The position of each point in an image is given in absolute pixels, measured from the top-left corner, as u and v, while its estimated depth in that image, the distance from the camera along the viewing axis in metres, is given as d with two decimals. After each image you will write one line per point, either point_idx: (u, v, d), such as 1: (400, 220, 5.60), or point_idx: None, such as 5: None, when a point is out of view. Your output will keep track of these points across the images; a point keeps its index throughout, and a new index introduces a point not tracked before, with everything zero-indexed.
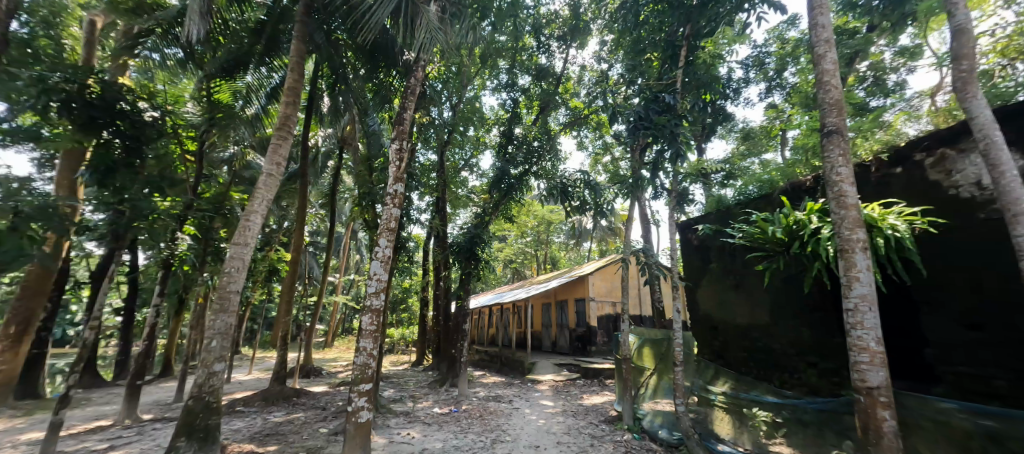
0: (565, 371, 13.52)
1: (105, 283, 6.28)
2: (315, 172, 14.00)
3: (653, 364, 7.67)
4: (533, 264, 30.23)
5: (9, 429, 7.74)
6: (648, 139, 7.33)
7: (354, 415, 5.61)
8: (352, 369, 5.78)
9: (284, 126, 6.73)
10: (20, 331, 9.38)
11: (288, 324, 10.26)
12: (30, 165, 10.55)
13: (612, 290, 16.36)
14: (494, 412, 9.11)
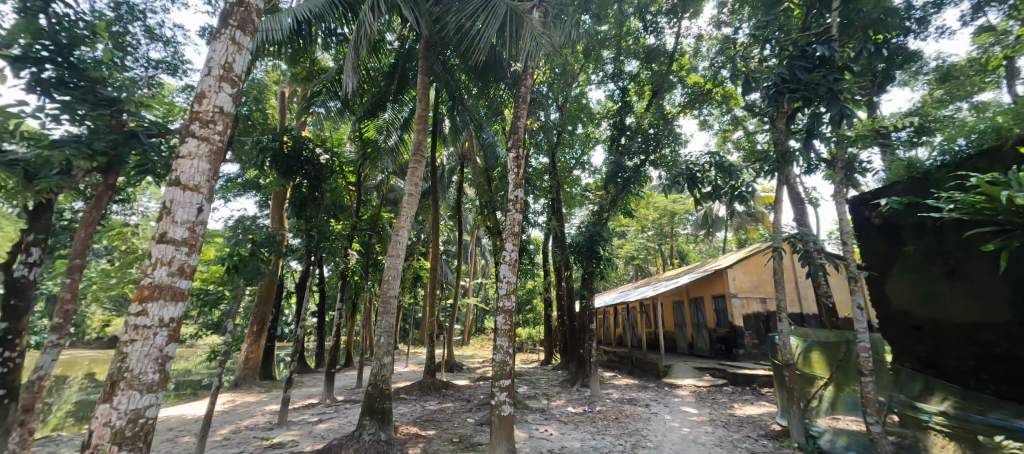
0: (708, 376, 12.21)
1: (307, 293, 8.06)
2: (443, 187, 15.62)
3: (828, 372, 6.44)
4: (657, 259, 28.65)
5: (259, 402, 10.44)
6: (797, 104, 6.28)
7: (498, 408, 6.01)
8: (493, 365, 6.24)
9: (419, 150, 7.70)
10: (259, 328, 12.64)
11: (434, 324, 11.70)
12: (256, 205, 14.16)
13: (758, 285, 14.31)
14: (630, 415, 8.80)
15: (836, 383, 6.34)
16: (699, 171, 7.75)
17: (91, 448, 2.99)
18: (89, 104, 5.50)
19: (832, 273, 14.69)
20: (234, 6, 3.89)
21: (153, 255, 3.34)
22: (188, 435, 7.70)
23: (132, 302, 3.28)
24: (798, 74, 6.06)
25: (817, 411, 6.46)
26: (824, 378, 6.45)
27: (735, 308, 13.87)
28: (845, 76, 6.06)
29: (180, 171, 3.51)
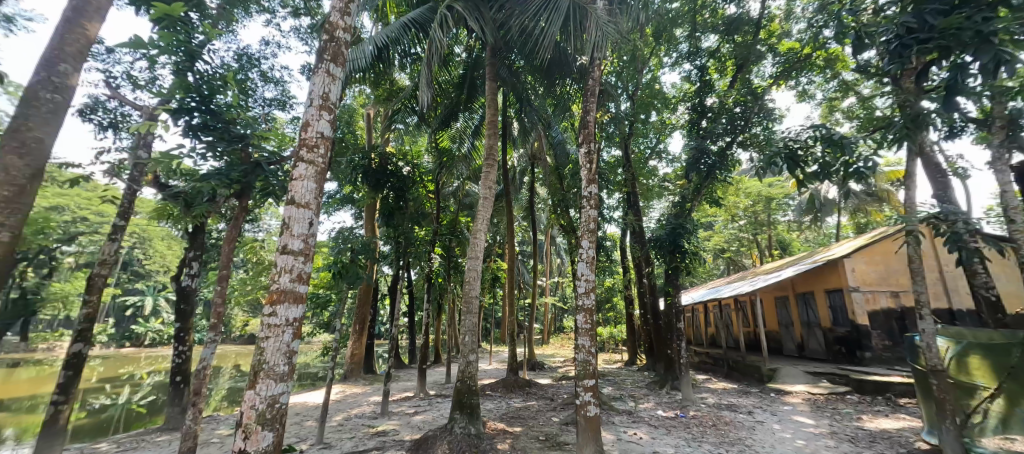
0: (826, 382, 10.91)
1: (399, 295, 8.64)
2: (515, 188, 15.94)
3: (994, 381, 5.53)
4: (754, 250, 26.36)
5: (364, 393, 11.47)
6: (936, 52, 5.37)
7: (583, 408, 6.00)
8: (576, 365, 6.24)
9: (491, 154, 7.95)
10: (360, 327, 13.82)
11: (514, 323, 11.93)
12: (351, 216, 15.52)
13: (887, 277, 12.55)
14: (730, 423, 8.26)
15: (1008, 395, 5.42)
16: (798, 149, 7.04)
17: (242, 427, 3.53)
18: (225, 143, 6.35)
19: (990, 260, 12.53)
20: (326, 41, 4.36)
21: (279, 263, 3.88)
22: (308, 421, 8.71)
23: (264, 304, 3.83)
24: (931, 19, 5.17)
25: (980, 430, 5.58)
26: (990, 389, 5.57)
27: (857, 303, 12.33)
28: (1003, 12, 5.01)
29: (295, 191, 4.01)
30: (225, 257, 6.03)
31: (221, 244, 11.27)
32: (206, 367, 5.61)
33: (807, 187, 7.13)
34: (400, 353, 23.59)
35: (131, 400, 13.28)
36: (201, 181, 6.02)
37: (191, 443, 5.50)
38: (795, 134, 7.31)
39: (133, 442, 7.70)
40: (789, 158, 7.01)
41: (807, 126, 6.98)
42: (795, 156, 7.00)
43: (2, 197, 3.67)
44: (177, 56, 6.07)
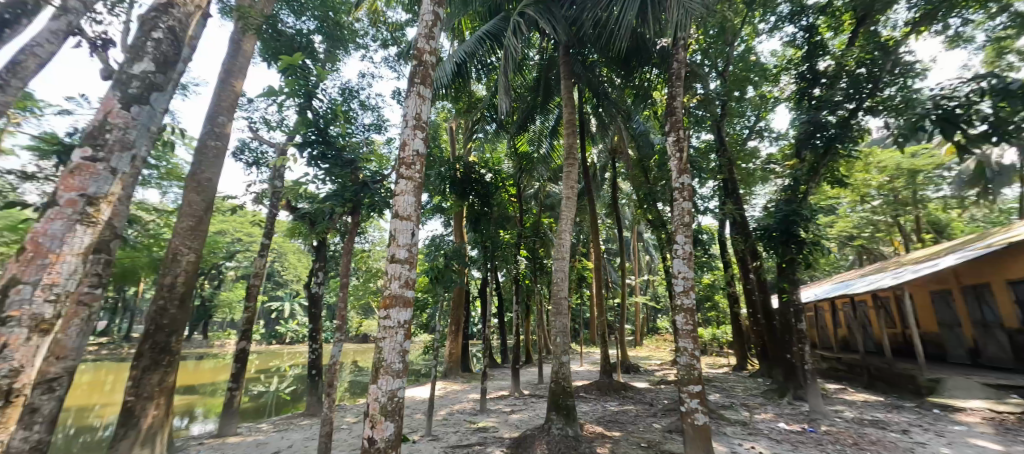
0: (1011, 398, 9.08)
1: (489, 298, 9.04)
2: (597, 186, 15.69)
3: None
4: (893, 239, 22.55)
5: (464, 390, 12.08)
6: None
7: (689, 416, 5.77)
8: (679, 369, 6.01)
9: (571, 152, 7.94)
10: (455, 329, 14.55)
11: (604, 323, 11.78)
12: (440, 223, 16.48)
13: None
14: (873, 441, 7.29)
15: None
16: (956, 109, 8.08)
17: (370, 417, 4.02)
18: (335, 165, 7.24)
19: None
20: (417, 66, 4.90)
21: (390, 273, 4.38)
22: (418, 414, 9.43)
23: (379, 308, 4.33)
24: None
25: None
26: None
27: None
28: None
29: (397, 206, 4.49)
30: (344, 266, 6.70)
31: (336, 255, 12.67)
32: (335, 363, 6.07)
33: (970, 148, 8.37)
34: (495, 353, 24.38)
35: (280, 389, 15.51)
36: (322, 202, 6.87)
37: (327, 430, 5.79)
38: (953, 89, 8.21)
39: (282, 427, 8.99)
40: (945, 119, 8.07)
41: (974, 81, 7.87)
42: (950, 117, 8.06)
43: (190, 225, 7.15)
44: (298, 98, 7.02)
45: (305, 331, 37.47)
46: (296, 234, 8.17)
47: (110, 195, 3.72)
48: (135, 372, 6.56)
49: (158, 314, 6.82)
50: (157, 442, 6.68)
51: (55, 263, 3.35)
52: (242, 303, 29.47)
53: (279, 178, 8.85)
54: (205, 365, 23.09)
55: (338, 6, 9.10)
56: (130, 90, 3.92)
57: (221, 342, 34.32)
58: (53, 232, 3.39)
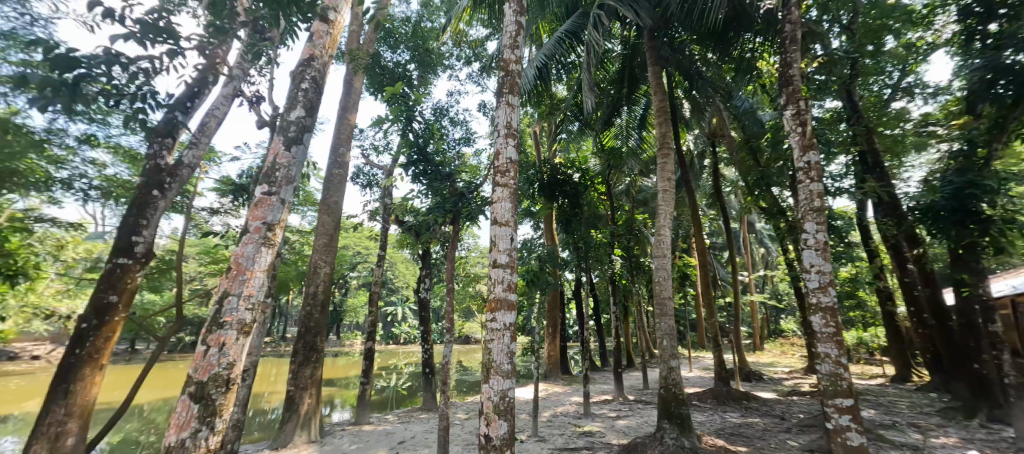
0: None
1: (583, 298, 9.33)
2: (695, 176, 14.61)
3: None
4: None
5: (566, 393, 12.13)
6: None
7: (839, 434, 5.01)
8: (821, 379, 5.30)
9: (663, 144, 7.59)
10: (553, 331, 14.54)
11: (717, 325, 10.86)
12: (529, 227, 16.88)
13: None
14: None
15: None
16: None
17: (485, 415, 4.25)
18: (439, 180, 7.90)
19: None
20: (503, 77, 5.10)
21: (494, 277, 4.59)
22: (523, 415, 9.72)
23: (485, 311, 4.58)
24: None
25: None
26: None
27: None
28: None
29: (495, 213, 4.71)
30: (448, 272, 7.16)
31: (438, 262, 13.71)
32: (448, 362, 6.42)
33: None
34: (596, 356, 23.95)
35: (399, 385, 17.14)
36: (427, 215, 7.54)
37: (445, 425, 6.23)
38: None
39: (404, 419, 9.98)
40: None
41: None
42: None
43: (325, 242, 8.35)
44: (400, 122, 7.81)
45: (416, 333, 40.89)
46: (405, 246, 9.05)
47: (282, 221, 4.45)
48: (293, 367, 7.88)
49: (306, 318, 8.09)
50: (309, 427, 8.03)
51: (249, 277, 4.11)
52: (364, 307, 33.10)
53: (387, 197, 9.88)
54: (340, 362, 26.52)
55: (427, 35, 9.88)
56: (290, 134, 4.67)
57: (349, 342, 38.87)
58: (248, 253, 4.16)
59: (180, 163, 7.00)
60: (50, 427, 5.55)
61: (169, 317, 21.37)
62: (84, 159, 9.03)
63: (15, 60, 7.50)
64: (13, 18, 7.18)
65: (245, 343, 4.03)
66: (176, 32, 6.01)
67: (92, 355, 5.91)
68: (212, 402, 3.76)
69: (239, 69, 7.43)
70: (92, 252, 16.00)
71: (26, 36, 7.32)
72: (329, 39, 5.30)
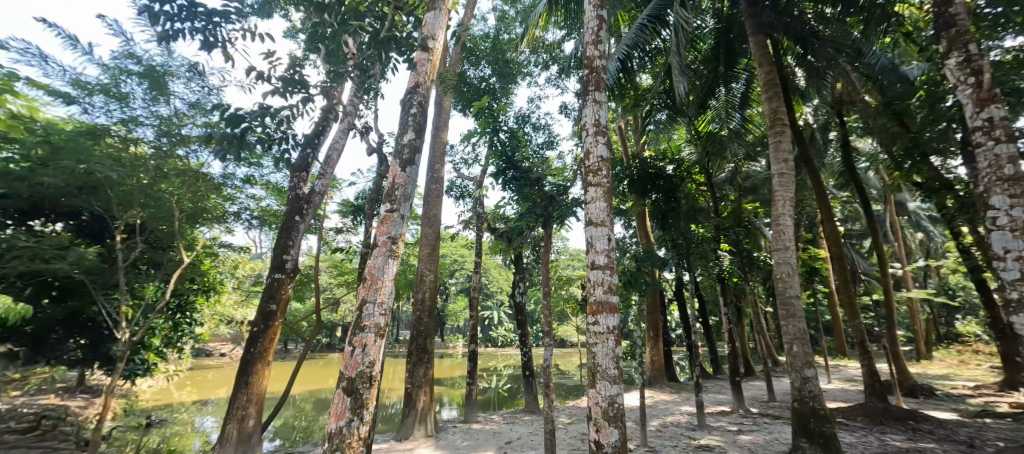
0: None
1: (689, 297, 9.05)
2: (818, 156, 12.70)
3: None
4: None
5: (676, 402, 11.34)
6: None
7: None
8: None
9: (775, 121, 7.18)
10: (654, 335, 13.64)
11: (861, 328, 9.19)
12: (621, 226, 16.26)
13: None
14: None
15: None
16: None
17: (594, 421, 4.11)
18: (530, 183, 8.02)
19: None
20: (588, 74, 4.94)
21: (592, 279, 4.43)
22: (630, 423, 9.31)
23: (586, 314, 4.45)
24: None
25: None
26: None
27: None
28: None
29: (591, 213, 4.55)
30: (545, 275, 6.90)
31: (530, 266, 13.86)
32: (550, 365, 6.29)
33: None
34: (707, 361, 21.97)
35: (500, 386, 17.56)
36: (519, 221, 7.71)
37: (552, 428, 6.18)
38: None
39: (510, 419, 10.18)
40: None
41: None
42: None
43: (428, 252, 8.96)
44: (487, 134, 8.06)
45: (513, 337, 41.66)
46: (498, 251, 9.65)
47: (404, 235, 4.81)
48: (408, 367, 8.56)
49: (417, 321, 8.75)
50: (426, 421, 8.71)
51: (381, 287, 4.55)
52: (464, 311, 34.62)
53: (479, 206, 10.28)
54: (447, 364, 28.11)
55: (506, 47, 10.19)
56: (404, 156, 4.99)
57: (453, 345, 40.87)
58: (378, 265, 4.59)
59: (312, 191, 8.24)
60: (237, 410, 7.12)
61: (308, 322, 24.67)
62: (246, 195, 10.90)
63: (201, 124, 9.31)
64: (197, 92, 9.10)
65: (382, 345, 4.45)
66: (305, 81, 7.13)
67: (262, 352, 7.39)
68: (361, 396, 4.21)
69: (351, 105, 8.44)
70: (251, 269, 19.24)
71: (205, 104, 9.18)
72: (431, 67, 5.42)
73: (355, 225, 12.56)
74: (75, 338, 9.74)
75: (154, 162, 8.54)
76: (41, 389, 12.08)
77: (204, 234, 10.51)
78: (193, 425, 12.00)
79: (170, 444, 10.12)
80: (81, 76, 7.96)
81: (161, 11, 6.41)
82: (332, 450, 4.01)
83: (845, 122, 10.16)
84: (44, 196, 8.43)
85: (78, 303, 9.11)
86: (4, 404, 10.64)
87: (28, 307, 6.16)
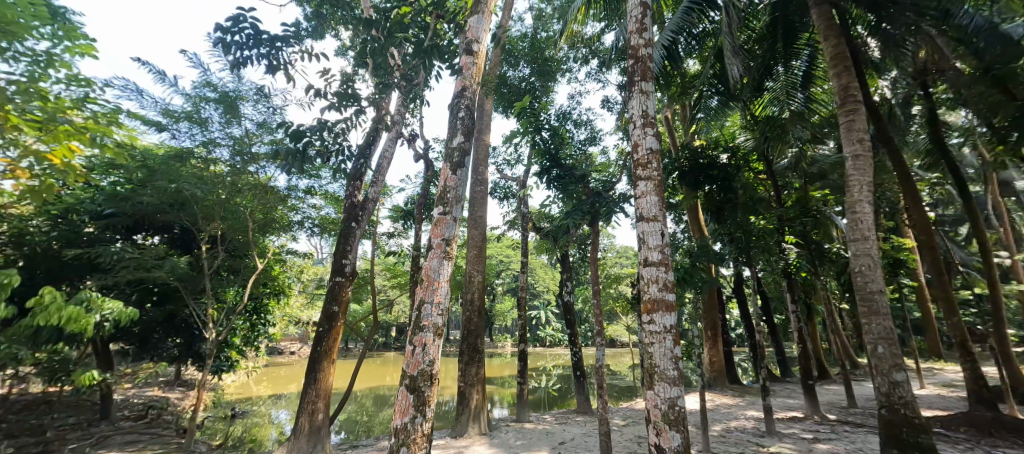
0: None
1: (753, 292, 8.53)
2: (898, 134, 11.47)
3: None
4: None
5: (739, 405, 10.75)
6: None
7: None
8: None
9: (847, 96, 6.87)
10: (713, 334, 13.04)
11: (962, 327, 8.35)
12: (671, 221, 15.71)
13: None
14: None
15: None
16: None
17: (653, 424, 3.96)
18: (577, 180, 7.90)
19: None
20: (633, 65, 4.77)
21: (647, 277, 4.26)
22: (690, 427, 8.94)
23: (642, 314, 4.28)
24: None
25: None
26: None
27: None
28: None
29: (641, 208, 4.40)
30: (592, 275, 6.66)
31: (580, 264, 13.71)
32: (602, 365, 6.11)
33: None
34: (772, 362, 20.63)
35: (551, 386, 17.46)
36: (567, 219, 7.60)
37: (607, 430, 6.01)
38: None
39: (563, 419, 10.09)
40: None
41: None
42: None
43: (477, 254, 9.03)
44: (529, 133, 8.11)
45: (562, 335, 41.33)
46: (544, 250, 9.60)
47: (457, 236, 4.85)
48: (461, 365, 8.68)
49: (467, 321, 8.87)
50: (480, 420, 8.80)
51: (438, 287, 4.60)
52: (512, 311, 34.78)
53: (524, 206, 10.25)
54: (498, 363, 28.40)
55: (544, 46, 10.13)
56: (453, 159, 5.02)
57: (502, 344, 41.25)
58: (434, 266, 4.65)
59: (366, 199, 8.56)
60: (307, 405, 7.56)
61: (366, 322, 25.86)
62: (308, 205, 11.51)
63: (268, 142, 9.92)
64: (264, 113, 9.73)
65: (440, 344, 4.52)
66: (357, 94, 7.41)
67: (327, 350, 7.76)
68: (423, 393, 4.30)
69: (399, 114, 8.67)
70: (314, 274, 20.45)
71: (271, 124, 9.76)
72: (476, 70, 5.41)
73: (405, 230, 12.96)
74: (172, 338, 10.67)
75: (231, 178, 9.33)
76: (147, 383, 13.60)
77: (272, 243, 11.27)
78: (270, 417, 12.90)
79: (251, 433, 10.93)
80: (169, 106, 8.75)
81: (233, 41, 6.81)
82: (399, 444, 4.13)
83: (930, 94, 9.40)
84: (143, 213, 9.39)
85: (174, 307, 10.07)
86: (118, 395, 12.09)
87: (137, 311, 7.05)
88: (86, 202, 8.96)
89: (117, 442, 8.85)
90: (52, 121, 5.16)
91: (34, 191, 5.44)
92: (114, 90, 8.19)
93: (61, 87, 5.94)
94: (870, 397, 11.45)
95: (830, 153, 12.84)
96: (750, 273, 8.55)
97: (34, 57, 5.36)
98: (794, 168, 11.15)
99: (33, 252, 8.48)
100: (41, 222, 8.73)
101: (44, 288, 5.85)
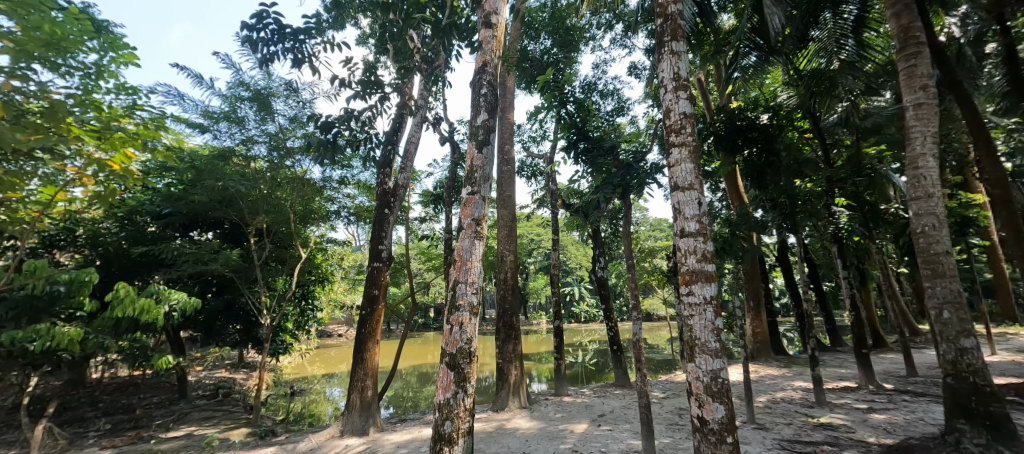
0: None
1: (799, 258, 8.15)
2: (968, 79, 10.47)
3: None
4: None
5: (785, 377, 10.48)
6: None
7: None
8: None
9: (908, 38, 6.34)
10: (755, 305, 12.55)
11: None
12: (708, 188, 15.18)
13: None
14: None
15: None
16: None
17: (696, 396, 3.90)
18: (609, 150, 7.67)
19: None
20: (662, 24, 4.53)
21: (685, 249, 4.12)
22: (735, 399, 8.81)
23: (681, 287, 4.17)
24: None
25: None
26: None
27: None
28: None
29: (676, 177, 4.24)
30: (625, 248, 6.34)
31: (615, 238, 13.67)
32: (639, 339, 5.98)
33: None
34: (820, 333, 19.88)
35: (586, 361, 17.59)
36: (597, 193, 7.44)
37: (646, 403, 5.83)
38: None
39: (600, 393, 10.15)
40: None
41: None
42: None
43: (507, 232, 9.00)
44: (554, 107, 7.96)
45: (598, 310, 41.49)
46: (574, 226, 9.51)
47: (486, 216, 4.84)
48: (498, 342, 8.81)
49: (502, 299, 8.95)
50: (520, 394, 9.00)
51: (471, 267, 4.63)
52: (546, 287, 35.02)
53: (551, 182, 10.13)
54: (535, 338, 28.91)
55: (566, 13, 9.80)
56: (478, 137, 4.97)
57: (536, 321, 41.83)
58: (466, 247, 4.68)
59: (397, 185, 8.64)
60: (357, 382, 7.89)
61: (405, 304, 26.83)
62: (342, 195, 11.80)
63: (301, 134, 10.09)
64: (295, 107, 9.89)
65: (476, 323, 4.57)
66: (380, 81, 7.41)
67: (371, 331, 7.99)
68: (463, 370, 4.38)
69: (423, 99, 8.64)
70: (354, 260, 21.26)
71: (302, 118, 9.94)
72: (495, 43, 5.26)
73: (436, 213, 13.20)
74: (233, 324, 11.18)
75: (270, 173, 9.66)
76: (214, 365, 14.68)
77: (314, 233, 11.64)
78: (325, 394, 13.60)
79: (309, 409, 11.61)
80: (208, 108, 9.17)
81: (258, 38, 6.88)
82: (443, 419, 4.27)
83: (1008, 28, 8.51)
84: (195, 211, 9.91)
85: (231, 295, 10.71)
86: (192, 377, 13.19)
87: (197, 301, 7.45)
88: (147, 204, 9.65)
89: (195, 418, 9.59)
90: (110, 130, 5.35)
91: (100, 196, 5.68)
92: (156, 95, 8.61)
93: (111, 97, 6.18)
94: (932, 366, 10.84)
95: (885, 105, 11.84)
96: (796, 239, 8.13)
97: (87, 71, 5.50)
98: (845, 124, 10.48)
99: (105, 252, 9.21)
100: (110, 224, 9.50)
101: (119, 283, 6.33)
